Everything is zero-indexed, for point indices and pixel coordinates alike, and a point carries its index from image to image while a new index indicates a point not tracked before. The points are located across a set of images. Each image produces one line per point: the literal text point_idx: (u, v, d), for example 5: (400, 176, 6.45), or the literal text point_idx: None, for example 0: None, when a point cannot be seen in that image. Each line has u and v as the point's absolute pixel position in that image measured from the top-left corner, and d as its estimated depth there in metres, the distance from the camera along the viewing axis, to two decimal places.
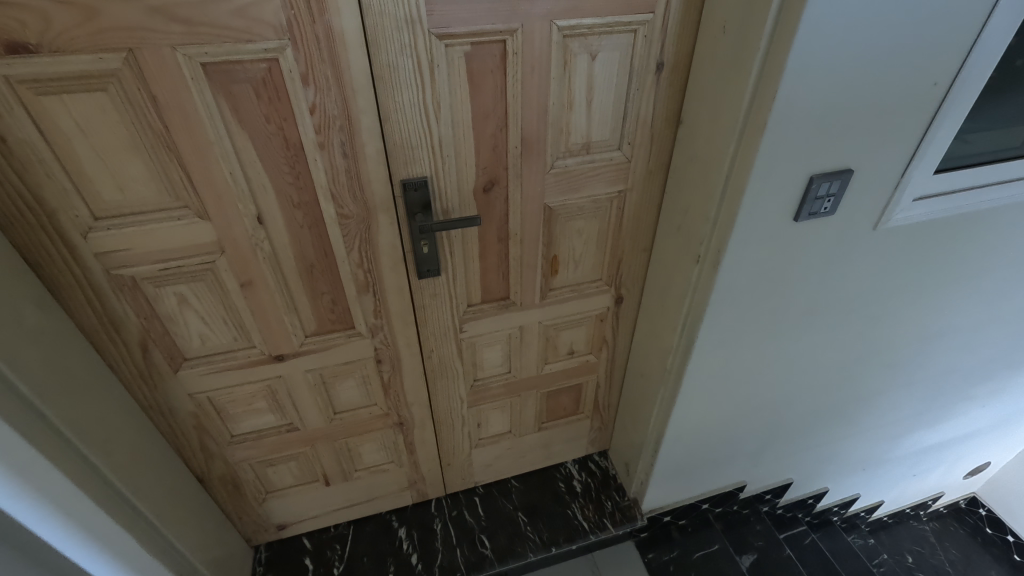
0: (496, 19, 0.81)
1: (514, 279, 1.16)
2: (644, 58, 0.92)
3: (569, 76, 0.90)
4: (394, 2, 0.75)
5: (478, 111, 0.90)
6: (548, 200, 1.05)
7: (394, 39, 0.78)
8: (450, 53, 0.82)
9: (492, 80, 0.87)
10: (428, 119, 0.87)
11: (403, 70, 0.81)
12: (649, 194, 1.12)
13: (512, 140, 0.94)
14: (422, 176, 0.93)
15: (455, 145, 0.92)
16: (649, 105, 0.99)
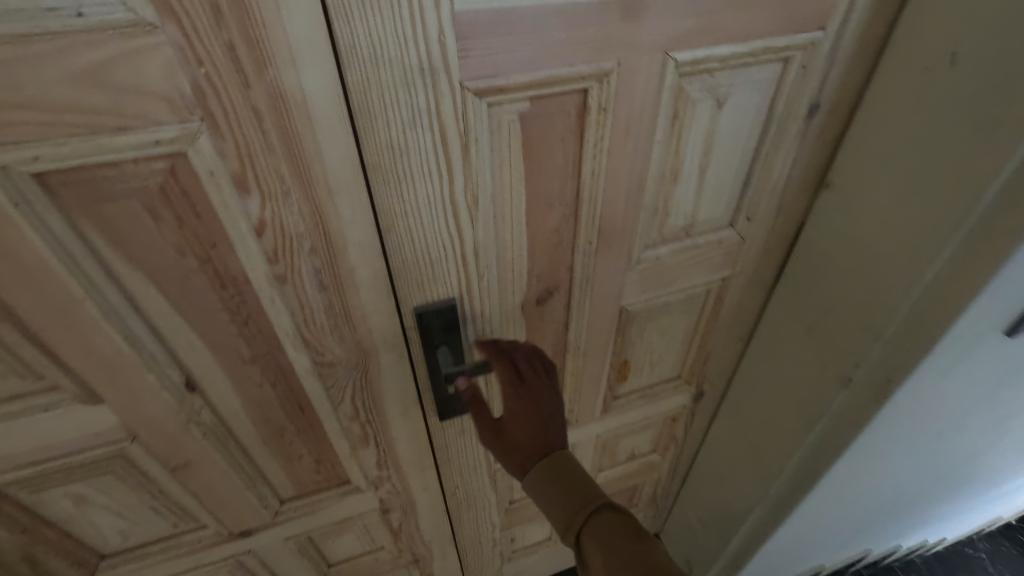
0: (580, 56, 0.46)
1: (569, 397, 0.83)
2: (793, 100, 0.58)
3: (680, 135, 0.56)
4: (398, 37, 0.40)
5: (538, 200, 0.55)
6: (626, 301, 0.72)
7: (404, 103, 0.43)
8: (496, 115, 0.47)
9: (561, 152, 0.52)
10: (457, 220, 0.53)
11: (419, 150, 0.46)
12: (759, 277, 0.79)
13: (584, 231, 0.60)
14: (447, 296, 0.59)
15: (498, 250, 0.58)
16: (785, 166, 0.65)
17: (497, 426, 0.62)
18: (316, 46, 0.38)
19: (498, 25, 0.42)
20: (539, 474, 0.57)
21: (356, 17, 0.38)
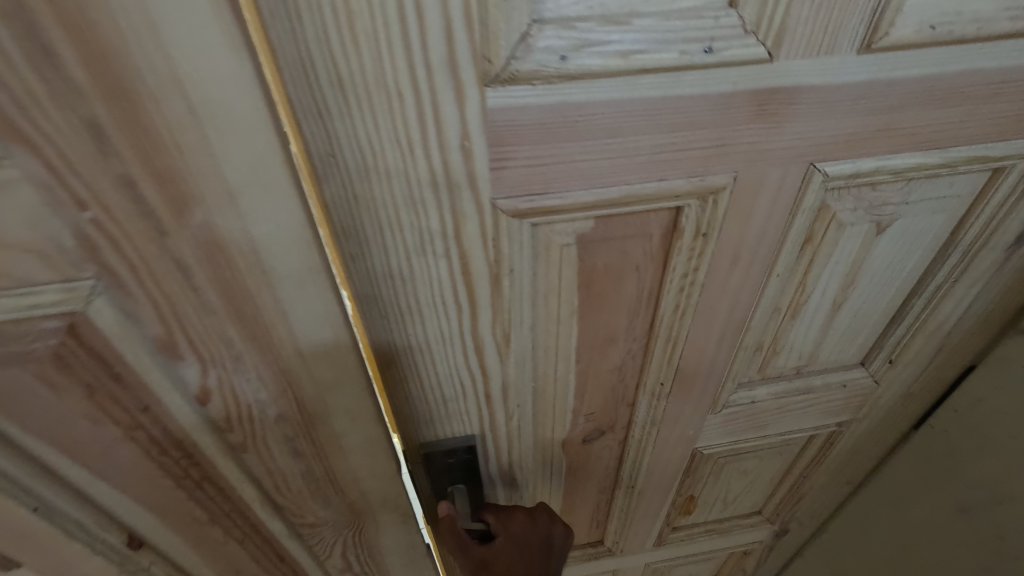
0: (676, 168, 0.30)
1: (615, 527, 0.68)
2: (997, 224, 0.39)
3: (810, 264, 0.39)
4: (397, 141, 0.26)
5: (595, 336, 0.40)
6: (701, 442, 0.55)
7: (408, 228, 0.30)
8: (543, 237, 0.33)
9: (634, 282, 0.37)
10: (479, 357, 0.39)
11: (430, 282, 0.33)
12: (887, 420, 0.60)
13: (655, 370, 0.45)
14: (464, 434, 0.46)
15: (535, 387, 0.44)
16: (960, 304, 0.45)
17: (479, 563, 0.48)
18: (268, 185, 0.24)
19: (552, 127, 0.28)
20: None
21: (335, 117, 0.25)
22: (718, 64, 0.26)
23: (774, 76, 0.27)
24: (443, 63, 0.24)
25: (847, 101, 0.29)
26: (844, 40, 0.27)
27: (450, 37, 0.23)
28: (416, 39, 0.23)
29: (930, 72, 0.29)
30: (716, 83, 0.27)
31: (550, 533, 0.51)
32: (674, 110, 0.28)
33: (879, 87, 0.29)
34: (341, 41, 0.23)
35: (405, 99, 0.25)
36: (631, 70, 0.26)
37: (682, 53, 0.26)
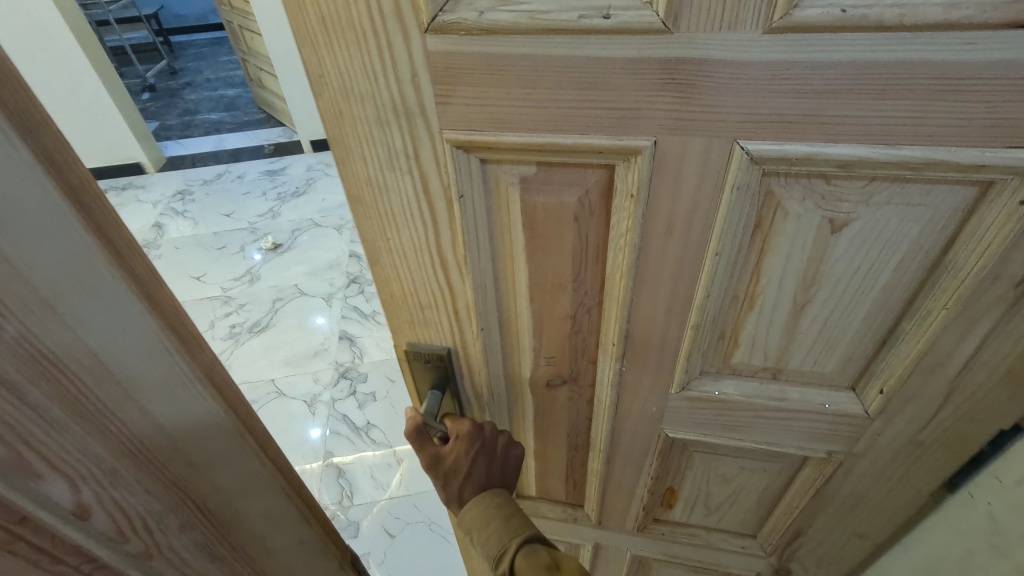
0: (597, 126, 0.34)
1: (592, 497, 0.70)
2: (1001, 256, 0.34)
3: (760, 253, 0.39)
4: (366, 71, 0.35)
5: (547, 278, 0.45)
6: (668, 426, 0.56)
7: (378, 143, 0.38)
8: (492, 171, 0.40)
9: (577, 232, 0.42)
10: (444, 274, 0.47)
11: (400, 193, 0.41)
12: (900, 472, 0.53)
13: (607, 331, 0.48)
14: (441, 344, 0.54)
15: (498, 315, 0.50)
16: (965, 343, 0.40)
17: (437, 461, 0.55)
18: (94, 284, 0.32)
19: (482, 72, 0.34)
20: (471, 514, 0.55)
21: (321, 42, 0.34)
22: (620, 28, 0.30)
23: (680, 45, 0.30)
24: (393, 9, 0.32)
25: (764, 80, 0.30)
26: (747, 12, 0.28)
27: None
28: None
29: (855, 56, 0.28)
30: (623, 46, 0.31)
31: (493, 442, 0.58)
32: (583, 69, 0.32)
33: (798, 66, 0.29)
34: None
35: (369, 32, 0.33)
36: (539, 28, 0.31)
37: (582, 16, 0.30)
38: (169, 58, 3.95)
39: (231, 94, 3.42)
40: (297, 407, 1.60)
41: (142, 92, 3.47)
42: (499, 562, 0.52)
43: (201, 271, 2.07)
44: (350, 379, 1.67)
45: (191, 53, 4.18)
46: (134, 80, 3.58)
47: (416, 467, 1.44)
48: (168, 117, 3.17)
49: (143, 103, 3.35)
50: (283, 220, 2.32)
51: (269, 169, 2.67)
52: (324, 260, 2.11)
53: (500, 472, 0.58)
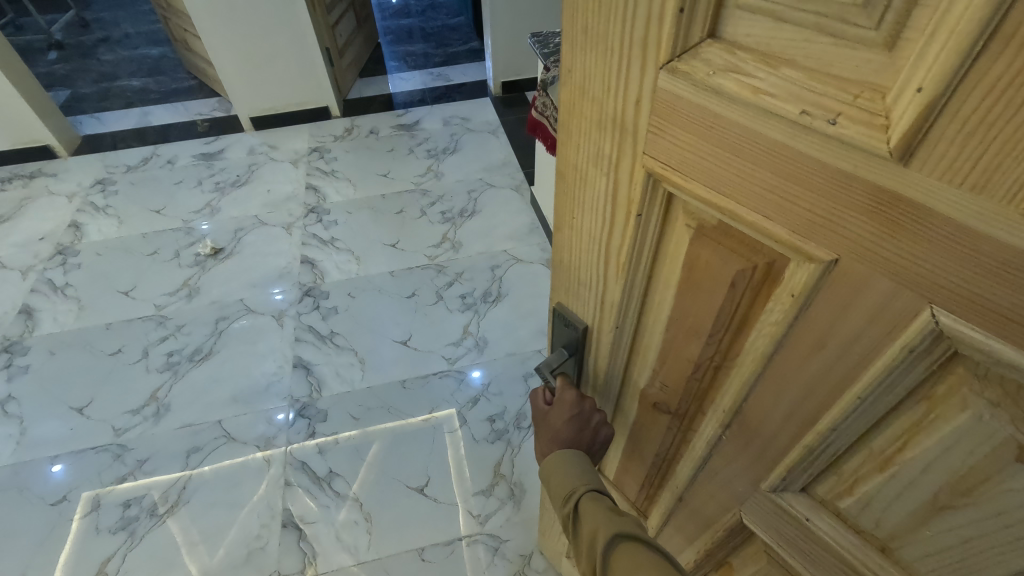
0: (782, 218, 0.27)
1: (657, 521, 0.60)
2: None
3: (913, 424, 0.29)
4: (604, 77, 0.32)
5: (688, 323, 0.40)
6: (748, 510, 0.45)
7: (593, 138, 0.36)
8: (676, 208, 0.35)
9: (734, 301, 0.35)
10: (602, 267, 0.42)
11: (593, 189, 0.38)
12: None
13: (720, 402, 0.41)
14: (582, 319, 0.50)
15: (637, 332, 0.46)
16: None
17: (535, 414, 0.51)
18: None
19: (696, 125, 0.29)
20: (548, 467, 0.50)
21: (579, 45, 0.33)
22: (844, 142, 0.22)
23: (898, 180, 0.21)
24: (640, 40, 0.29)
25: (996, 265, 0.20)
26: (1004, 178, 0.19)
27: (650, 23, 0.28)
28: (633, 9, 0.28)
29: None
30: (839, 158, 0.23)
31: (588, 417, 0.51)
32: (786, 158, 0.25)
33: None
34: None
35: (616, 52, 0.30)
36: (756, 106, 0.25)
37: (803, 112, 0.23)
38: (79, 4, 3.20)
39: (154, 54, 2.69)
40: (247, 453, 1.17)
41: (46, 49, 2.74)
42: (566, 504, 0.47)
43: (129, 283, 1.54)
44: (309, 417, 1.23)
45: None
46: (35, 35, 2.82)
47: (393, 514, 1.08)
48: (79, 77, 2.53)
49: (50, 62, 2.65)
50: (223, 216, 1.75)
51: (205, 153, 2.04)
52: (273, 266, 1.58)
53: (586, 442, 0.51)
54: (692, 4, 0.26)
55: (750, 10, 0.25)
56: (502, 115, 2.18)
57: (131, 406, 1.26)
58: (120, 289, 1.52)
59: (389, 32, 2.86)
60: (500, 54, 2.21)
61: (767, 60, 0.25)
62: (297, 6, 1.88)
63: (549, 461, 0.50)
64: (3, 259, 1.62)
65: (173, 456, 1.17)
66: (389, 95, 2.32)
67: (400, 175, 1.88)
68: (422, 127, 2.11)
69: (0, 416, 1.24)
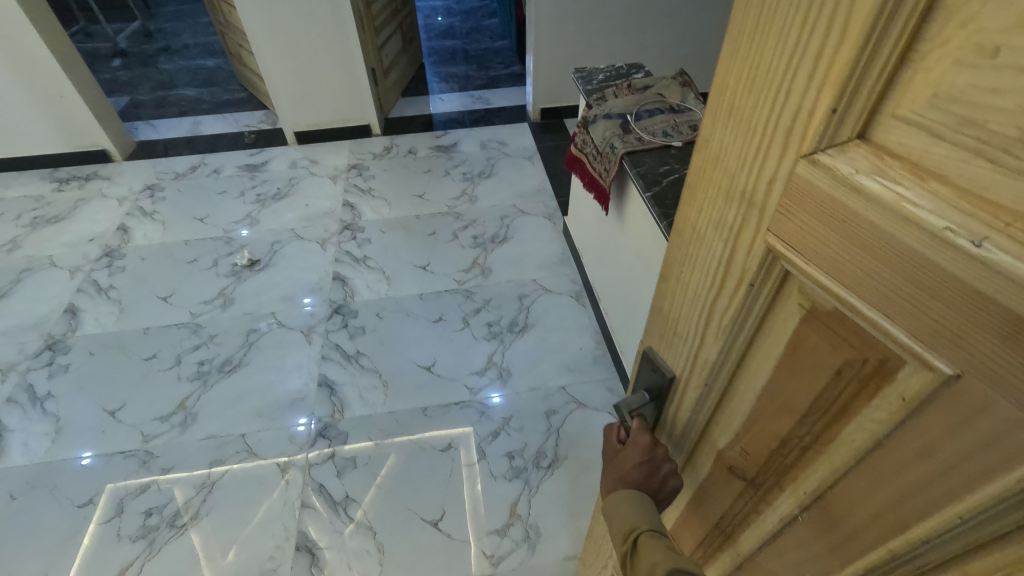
0: (899, 322, 0.24)
1: None
2: None
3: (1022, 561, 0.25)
4: (741, 152, 0.30)
5: (786, 403, 0.36)
6: None
7: (720, 202, 0.33)
8: (790, 288, 0.31)
9: (839, 393, 0.31)
10: (705, 322, 0.39)
11: (708, 251, 0.36)
12: None
13: (802, 485, 0.37)
14: (671, 369, 0.45)
15: (727, 397, 0.41)
16: None
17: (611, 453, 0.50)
18: None
19: (821, 216, 0.26)
20: (608, 503, 0.49)
21: (721, 119, 0.31)
22: (992, 267, 0.19)
23: None
24: (786, 128, 0.26)
25: None
26: None
27: (800, 111, 0.25)
28: (786, 95, 0.26)
29: None
30: (974, 276, 0.20)
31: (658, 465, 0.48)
32: (912, 263, 0.22)
33: None
34: (754, 60, 0.27)
35: (758, 130, 0.28)
36: (894, 210, 0.22)
37: (945, 227, 0.20)
38: (145, 15, 3.38)
39: (210, 65, 2.82)
40: (267, 470, 1.18)
41: (111, 56, 2.90)
42: (624, 541, 0.46)
43: (168, 289, 1.58)
44: (329, 438, 1.23)
45: (171, 6, 3.53)
46: (103, 42, 2.99)
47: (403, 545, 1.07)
48: (139, 84, 2.66)
49: (114, 68, 2.80)
50: (261, 228, 1.80)
51: (250, 164, 2.10)
52: (305, 281, 1.61)
53: (653, 489, 0.48)
54: (847, 102, 0.23)
55: (909, 120, 0.22)
56: (539, 141, 2.19)
57: (160, 412, 1.29)
58: (159, 295, 1.57)
59: (433, 53, 2.93)
60: (541, 81, 2.22)
61: (915, 170, 0.22)
62: (348, 29, 1.94)
63: (612, 499, 0.49)
64: (55, 258, 1.70)
65: (195, 467, 1.19)
66: (428, 115, 2.36)
67: (435, 197, 1.90)
68: (459, 149, 2.14)
69: (38, 413, 1.29)
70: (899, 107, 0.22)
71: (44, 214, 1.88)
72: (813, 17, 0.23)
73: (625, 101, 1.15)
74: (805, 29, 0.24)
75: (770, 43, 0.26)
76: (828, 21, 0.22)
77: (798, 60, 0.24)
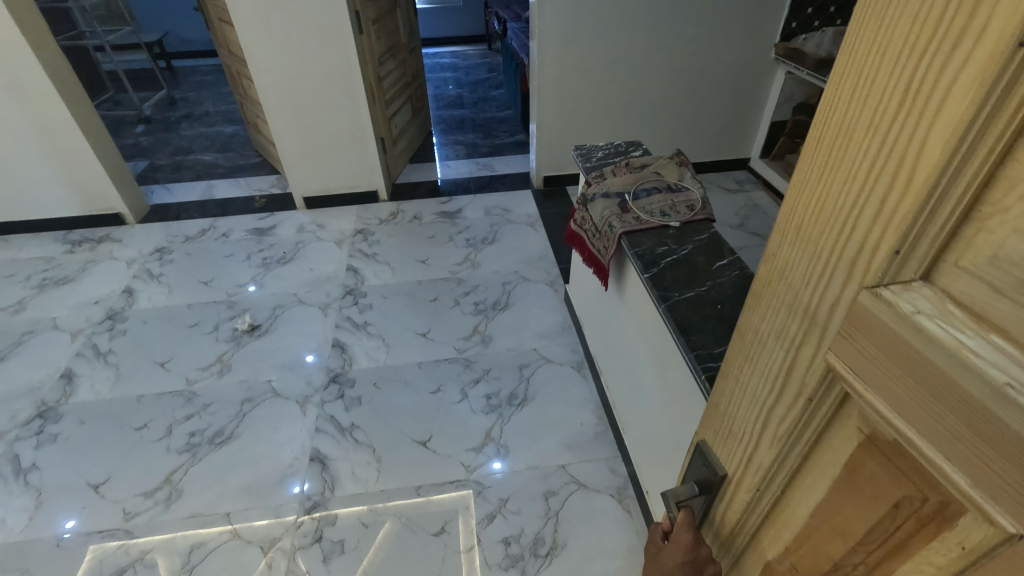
0: (960, 465, 0.22)
1: None
2: None
3: None
4: (806, 274, 0.30)
5: (845, 525, 0.34)
6: None
7: (781, 316, 0.33)
8: (851, 410, 0.30)
9: (904, 527, 0.29)
10: (758, 429, 0.38)
11: (768, 359, 0.36)
12: None
13: None
14: (723, 467, 0.45)
15: (778, 508, 0.40)
16: None
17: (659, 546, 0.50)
18: None
19: (883, 346, 0.25)
20: None
21: (788, 239, 0.32)
22: None
23: None
24: (852, 255, 0.27)
25: None
26: None
27: (864, 245, 0.26)
28: (852, 230, 0.26)
29: None
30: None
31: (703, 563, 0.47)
32: (976, 408, 0.21)
33: None
34: (822, 192, 0.28)
35: (822, 257, 0.29)
36: (954, 354, 0.21)
37: (1008, 382, 0.19)
38: (171, 84, 3.58)
39: (228, 132, 2.95)
40: (251, 555, 1.12)
41: (135, 123, 3.05)
42: None
43: (167, 355, 1.58)
44: (316, 518, 1.17)
45: (196, 76, 3.75)
46: (128, 109, 3.16)
47: None
48: (159, 149, 2.78)
49: (137, 133, 2.94)
50: (264, 293, 1.81)
51: (258, 228, 2.15)
52: (305, 348, 1.60)
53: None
54: (910, 245, 0.24)
55: (969, 271, 0.22)
56: (542, 208, 2.24)
57: (145, 487, 1.24)
58: (157, 360, 1.56)
59: (442, 122, 3.06)
60: (544, 151, 2.30)
61: (981, 319, 0.22)
62: (359, 103, 2.03)
63: None
64: (58, 321, 1.71)
65: (175, 550, 1.13)
66: (435, 181, 2.43)
67: (438, 262, 1.92)
68: (463, 215, 2.18)
69: (20, 486, 1.25)
70: (962, 258, 0.22)
71: (53, 276, 1.91)
72: (878, 167, 0.24)
73: (623, 180, 1.17)
74: (871, 175, 0.25)
75: (837, 181, 0.27)
76: (894, 172, 0.24)
77: (864, 201, 0.25)
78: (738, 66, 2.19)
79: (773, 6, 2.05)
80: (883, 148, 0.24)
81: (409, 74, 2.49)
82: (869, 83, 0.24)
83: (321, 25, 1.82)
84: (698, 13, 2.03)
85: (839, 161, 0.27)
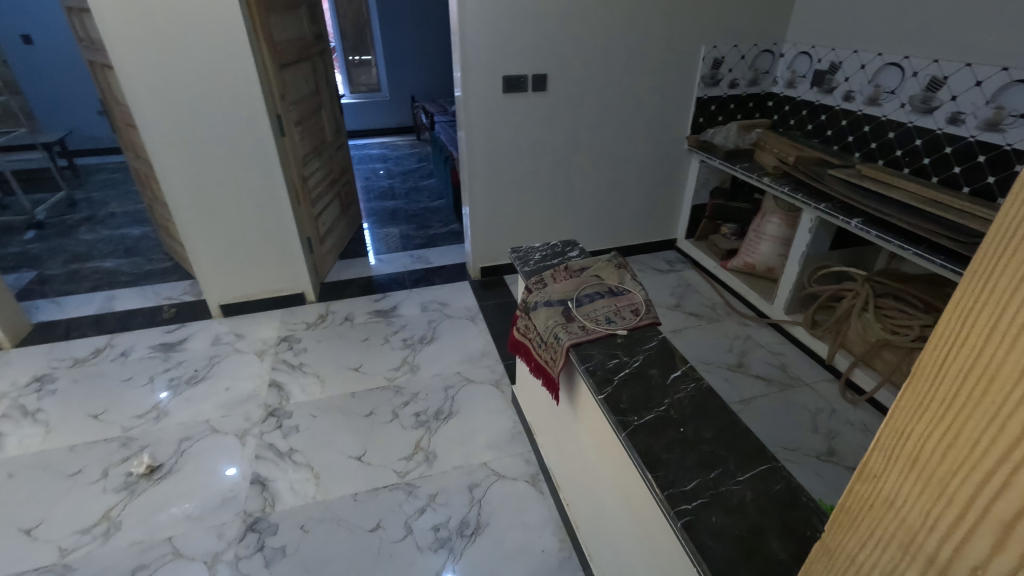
0: None
1: None
2: None
3: None
4: (918, 497, 0.29)
5: None
6: None
7: (885, 529, 0.32)
8: None
9: None
10: None
11: (867, 568, 0.33)
12: None
13: None
14: None
15: None
16: None
17: None
18: None
19: None
20: None
21: (895, 454, 0.31)
22: None
23: None
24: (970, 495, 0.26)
25: None
26: None
27: (981, 493, 0.26)
28: (967, 470, 0.26)
29: None
30: None
31: None
32: None
33: None
34: (962, 399, 0.26)
35: (935, 487, 0.28)
36: None
37: None
38: (70, 184, 3.32)
39: (135, 234, 2.72)
40: None
41: (23, 229, 2.75)
42: None
43: (35, 518, 1.29)
44: None
45: (102, 175, 3.51)
46: (16, 214, 2.86)
47: None
48: (50, 257, 2.50)
49: (24, 241, 2.64)
50: (170, 422, 1.57)
51: (166, 343, 1.92)
52: (216, 489, 1.37)
53: None
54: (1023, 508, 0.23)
55: None
56: (481, 299, 2.18)
57: None
58: (22, 527, 1.27)
59: (373, 213, 3.01)
60: (479, 242, 2.28)
61: None
62: (283, 205, 1.93)
63: None
64: None
65: None
66: (368, 277, 2.32)
67: (373, 369, 1.78)
68: (399, 313, 2.08)
69: None
70: None
71: None
72: (988, 421, 0.25)
73: (564, 286, 1.13)
74: (982, 427, 0.25)
75: (945, 420, 0.27)
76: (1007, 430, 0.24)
77: (981, 451, 0.25)
78: (656, 156, 2.33)
79: (680, 104, 2.23)
80: (992, 405, 0.25)
81: (336, 170, 2.44)
82: (978, 341, 0.25)
83: (240, 130, 1.75)
84: (615, 112, 2.17)
85: (976, 376, 0.25)
